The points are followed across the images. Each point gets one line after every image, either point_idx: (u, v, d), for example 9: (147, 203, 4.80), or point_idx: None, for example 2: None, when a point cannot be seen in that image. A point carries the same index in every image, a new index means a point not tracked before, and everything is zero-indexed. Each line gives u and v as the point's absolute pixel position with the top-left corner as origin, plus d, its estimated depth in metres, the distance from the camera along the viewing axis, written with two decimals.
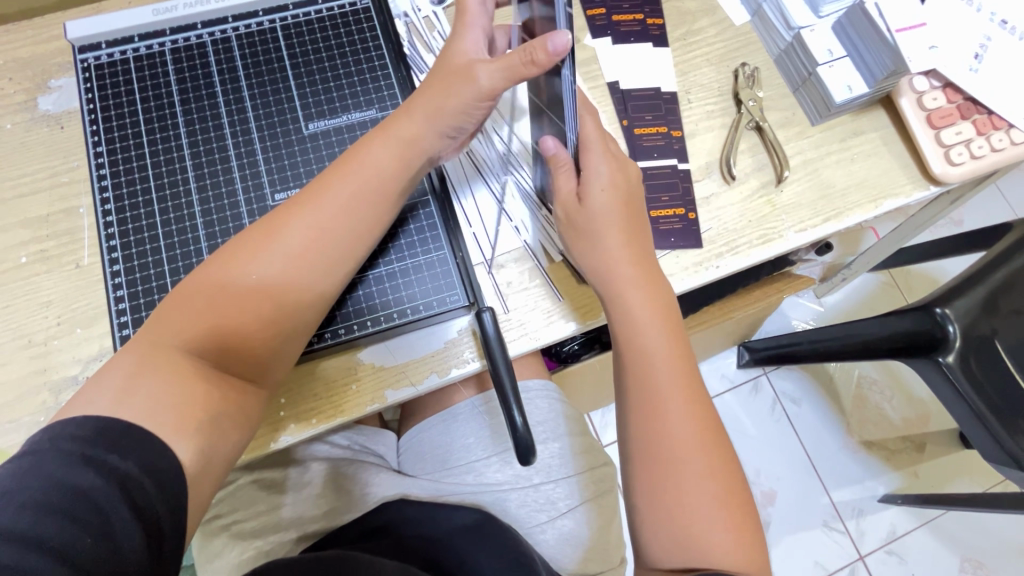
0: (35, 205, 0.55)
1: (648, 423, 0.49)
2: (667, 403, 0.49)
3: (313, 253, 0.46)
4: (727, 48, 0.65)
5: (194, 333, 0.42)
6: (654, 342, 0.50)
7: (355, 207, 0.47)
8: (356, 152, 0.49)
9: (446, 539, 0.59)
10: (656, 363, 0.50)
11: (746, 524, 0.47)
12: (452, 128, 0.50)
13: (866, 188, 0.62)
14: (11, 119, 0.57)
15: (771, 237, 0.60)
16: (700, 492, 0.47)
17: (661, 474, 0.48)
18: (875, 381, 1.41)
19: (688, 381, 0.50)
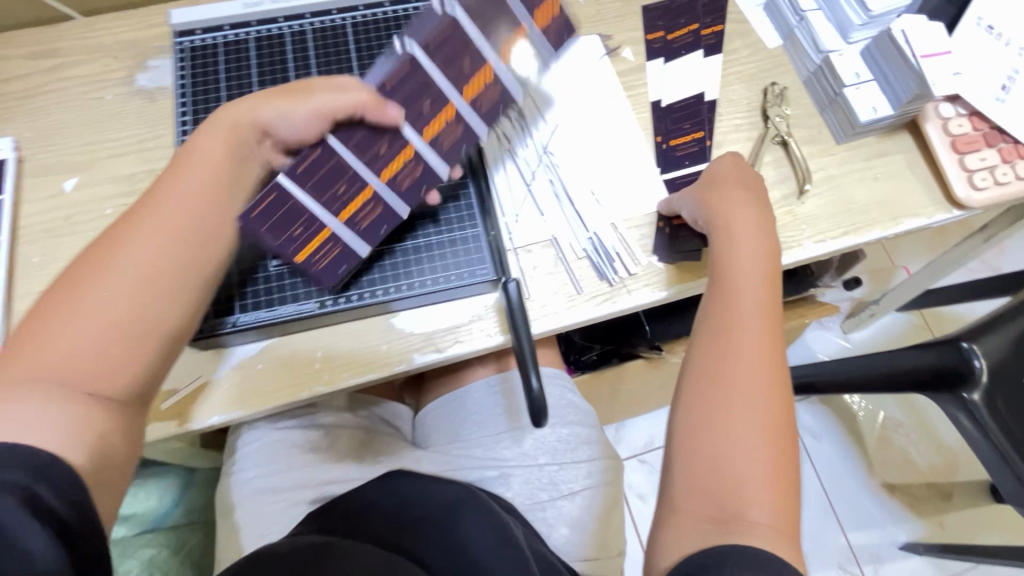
0: (125, 165, 0.62)
1: (719, 346, 0.50)
2: (735, 340, 0.50)
3: (163, 260, 0.43)
4: (759, 68, 0.69)
5: (60, 359, 0.39)
6: (744, 281, 0.52)
7: (206, 195, 0.46)
8: (190, 150, 0.47)
9: (442, 517, 0.60)
10: (739, 296, 0.52)
11: (786, 489, 0.45)
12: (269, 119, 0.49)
13: (888, 206, 0.64)
14: (112, 91, 0.66)
15: (790, 244, 0.62)
16: (747, 426, 0.46)
17: (715, 399, 0.48)
18: (901, 424, 1.41)
19: (768, 326, 0.51)
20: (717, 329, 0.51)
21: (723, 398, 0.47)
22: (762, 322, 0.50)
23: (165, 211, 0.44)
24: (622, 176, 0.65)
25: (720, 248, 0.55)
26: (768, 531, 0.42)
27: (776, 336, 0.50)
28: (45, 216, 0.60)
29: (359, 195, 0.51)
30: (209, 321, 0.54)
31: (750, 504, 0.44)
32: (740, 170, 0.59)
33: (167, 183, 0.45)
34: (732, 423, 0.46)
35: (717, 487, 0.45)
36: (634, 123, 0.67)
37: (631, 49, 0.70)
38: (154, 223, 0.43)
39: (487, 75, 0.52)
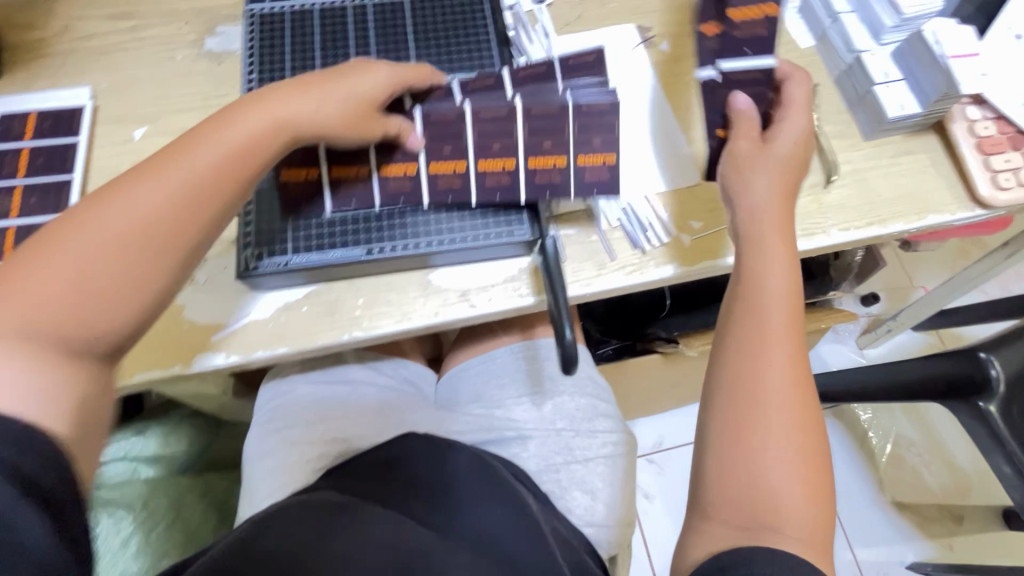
0: (189, 119, 0.67)
1: (749, 364, 0.48)
2: (768, 350, 0.49)
3: (153, 227, 0.44)
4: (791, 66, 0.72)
5: (42, 313, 0.40)
6: (769, 295, 0.51)
7: (207, 175, 0.46)
8: (216, 122, 0.48)
9: (457, 479, 0.61)
10: (766, 311, 0.50)
11: (819, 492, 0.46)
12: (291, 115, 0.50)
13: (912, 201, 0.66)
14: (182, 53, 0.70)
15: (815, 230, 0.64)
16: (784, 445, 0.46)
17: (748, 421, 0.47)
18: (914, 443, 1.40)
19: (795, 339, 0.49)
20: (747, 344, 0.49)
21: (759, 412, 0.47)
22: (793, 329, 0.50)
23: (159, 180, 0.45)
24: (656, 155, 0.67)
25: (745, 253, 0.53)
26: (801, 536, 0.44)
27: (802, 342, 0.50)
28: (114, 161, 0.64)
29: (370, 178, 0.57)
30: (262, 261, 0.56)
31: (786, 517, 0.45)
32: (798, 144, 0.56)
33: (180, 155, 0.46)
34: (768, 439, 0.46)
35: (755, 511, 0.45)
36: (669, 110, 0.70)
37: (668, 42, 0.73)
38: (151, 190, 0.44)
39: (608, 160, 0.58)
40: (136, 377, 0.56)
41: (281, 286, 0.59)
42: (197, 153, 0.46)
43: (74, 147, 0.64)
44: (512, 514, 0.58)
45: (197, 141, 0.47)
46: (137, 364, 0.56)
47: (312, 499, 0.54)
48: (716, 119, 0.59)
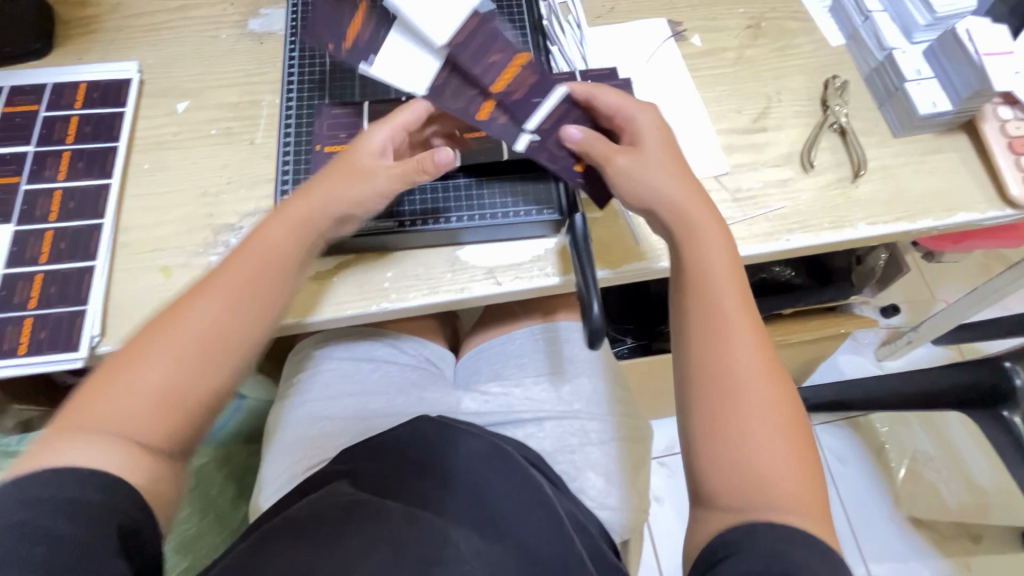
0: (231, 94, 0.69)
1: (712, 353, 0.48)
2: (728, 335, 0.49)
3: (223, 320, 0.49)
4: (821, 63, 0.73)
5: (138, 407, 0.45)
6: (716, 277, 0.51)
7: (260, 277, 0.51)
8: (265, 228, 0.53)
9: (463, 467, 0.60)
10: (719, 295, 0.50)
11: (805, 460, 0.46)
12: (335, 202, 0.53)
13: (941, 199, 0.66)
14: (226, 32, 0.73)
15: (843, 224, 0.64)
16: (765, 426, 0.46)
17: (727, 410, 0.47)
18: (932, 458, 1.38)
19: (748, 315, 0.50)
20: (706, 333, 0.49)
21: (734, 400, 0.47)
22: (743, 305, 0.50)
23: (217, 290, 0.50)
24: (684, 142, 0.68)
25: (683, 242, 0.52)
26: (798, 513, 0.44)
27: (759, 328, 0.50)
28: (157, 131, 0.67)
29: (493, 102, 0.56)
30: None
31: (782, 497, 0.45)
32: (662, 127, 0.55)
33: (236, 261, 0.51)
34: (745, 423, 0.46)
35: (752, 501, 0.44)
36: (698, 101, 0.70)
37: (699, 36, 0.74)
38: (215, 300, 0.49)
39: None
40: None
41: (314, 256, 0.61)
42: (250, 259, 0.51)
43: (121, 117, 0.66)
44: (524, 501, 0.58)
45: (251, 246, 0.52)
46: None
47: (325, 495, 0.57)
48: (576, 109, 0.58)
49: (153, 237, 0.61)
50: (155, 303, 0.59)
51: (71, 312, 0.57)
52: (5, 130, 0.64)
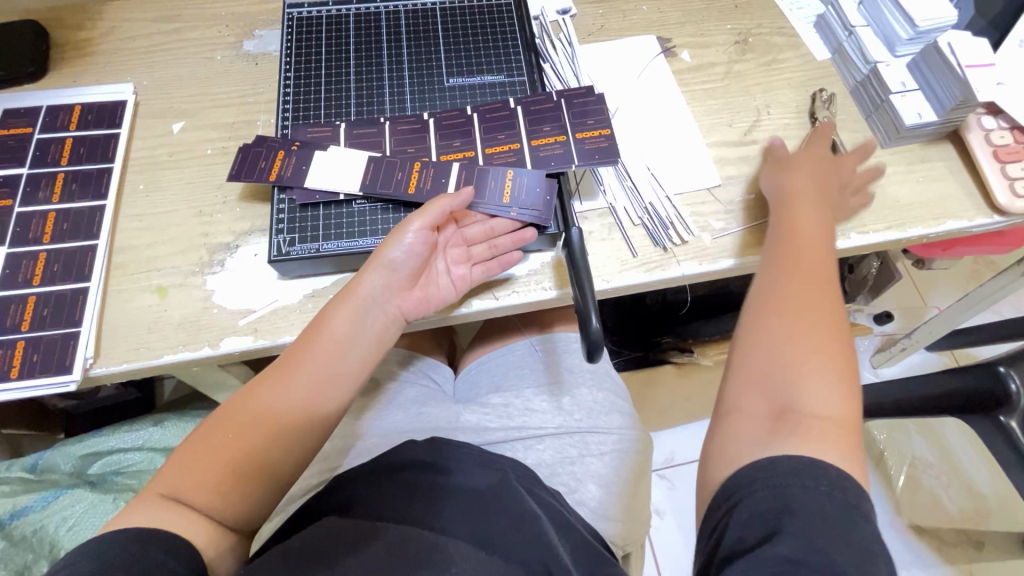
0: (226, 115, 0.69)
1: (784, 273, 0.52)
2: (805, 265, 0.52)
3: (291, 407, 0.52)
4: (808, 76, 0.75)
5: (197, 484, 0.48)
6: (804, 226, 0.56)
7: (321, 362, 0.53)
8: (324, 312, 0.55)
9: (460, 495, 0.59)
10: (804, 235, 0.55)
11: (855, 404, 0.45)
12: (387, 271, 0.55)
13: (930, 207, 0.67)
14: (221, 53, 0.73)
15: (834, 232, 0.65)
16: (824, 346, 0.47)
17: (787, 319, 0.49)
18: (931, 465, 1.38)
19: (829, 262, 0.53)
20: (784, 260, 0.53)
21: (796, 313, 0.49)
22: (828, 252, 0.54)
23: (285, 376, 0.53)
24: (677, 157, 0.69)
25: (784, 204, 0.59)
26: (825, 442, 0.43)
27: (831, 277, 0.52)
28: (153, 152, 0.67)
29: (414, 171, 0.59)
30: (294, 246, 0.57)
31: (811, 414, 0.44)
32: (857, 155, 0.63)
33: (301, 349, 0.54)
34: (795, 326, 0.48)
35: (782, 409, 0.45)
36: (688, 116, 0.71)
37: (688, 52, 0.76)
38: (281, 385, 0.53)
39: (605, 133, 0.60)
40: (166, 356, 0.57)
41: (309, 274, 0.60)
42: (311, 347, 0.54)
43: (115, 138, 0.66)
44: (521, 526, 0.55)
45: (311, 334, 0.54)
46: (167, 344, 0.57)
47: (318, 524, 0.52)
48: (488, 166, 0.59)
49: (148, 257, 0.61)
50: (151, 323, 0.58)
51: (65, 334, 0.56)
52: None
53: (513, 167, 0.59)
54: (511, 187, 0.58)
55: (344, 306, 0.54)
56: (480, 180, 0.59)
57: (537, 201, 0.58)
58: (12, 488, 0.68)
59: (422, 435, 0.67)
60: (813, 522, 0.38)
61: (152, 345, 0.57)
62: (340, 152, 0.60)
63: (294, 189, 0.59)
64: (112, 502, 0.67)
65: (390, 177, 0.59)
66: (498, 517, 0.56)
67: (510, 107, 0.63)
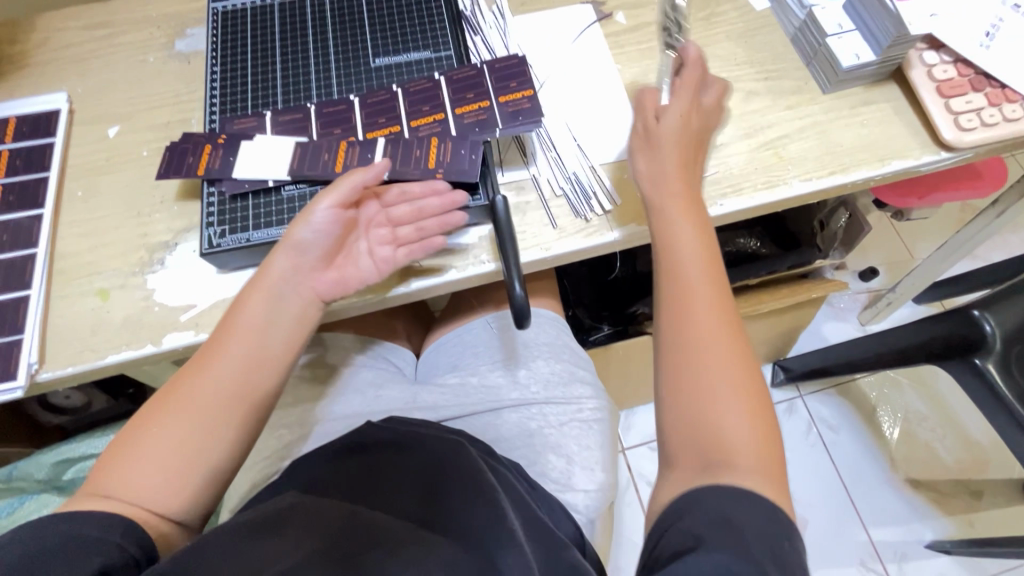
0: (160, 115, 0.69)
1: (676, 312, 0.50)
2: (691, 293, 0.50)
3: (217, 400, 0.50)
4: (746, 27, 0.73)
5: (131, 486, 0.46)
6: (684, 239, 0.52)
7: (247, 352, 0.52)
8: (240, 299, 0.54)
9: (419, 468, 0.58)
10: (686, 254, 0.52)
11: (772, 424, 0.46)
12: (299, 250, 0.54)
13: (875, 149, 0.66)
14: (154, 55, 0.73)
15: (776, 183, 0.64)
16: (729, 381, 0.47)
17: (692, 368, 0.47)
18: (925, 418, 1.36)
19: (716, 273, 0.51)
20: (670, 293, 0.51)
21: (699, 355, 0.48)
22: (710, 264, 0.51)
23: (208, 370, 0.51)
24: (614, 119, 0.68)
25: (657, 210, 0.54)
26: (759, 478, 0.43)
27: (722, 288, 0.51)
28: (90, 158, 0.67)
29: (340, 149, 0.59)
30: (225, 237, 0.57)
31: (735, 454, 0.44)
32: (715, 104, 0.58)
33: (220, 342, 0.52)
34: (702, 372, 0.47)
35: (711, 459, 0.45)
36: (624, 78, 0.70)
37: (623, 13, 0.74)
38: (203, 378, 0.50)
39: (527, 95, 0.60)
40: (110, 356, 0.58)
41: (247, 265, 0.60)
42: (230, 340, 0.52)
43: (51, 146, 0.67)
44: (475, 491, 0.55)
45: (230, 326, 0.53)
46: (111, 344, 0.58)
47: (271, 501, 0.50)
48: (410, 138, 0.59)
49: (89, 261, 0.62)
50: (93, 325, 0.59)
51: (8, 341, 0.57)
52: None
53: (438, 136, 0.59)
54: (437, 154, 0.58)
55: (268, 289, 0.54)
56: (406, 152, 0.58)
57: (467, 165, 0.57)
58: None
59: (378, 417, 0.68)
60: (751, 538, 0.39)
61: (96, 346, 0.58)
62: (266, 140, 0.60)
63: (223, 181, 0.59)
64: None
65: (317, 159, 0.58)
66: (455, 485, 0.55)
67: (434, 80, 0.62)
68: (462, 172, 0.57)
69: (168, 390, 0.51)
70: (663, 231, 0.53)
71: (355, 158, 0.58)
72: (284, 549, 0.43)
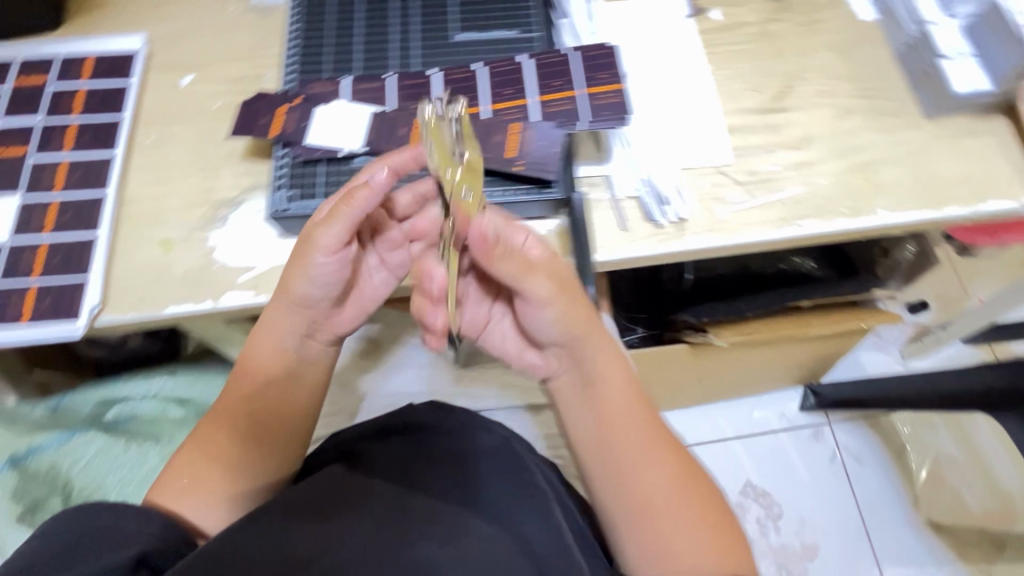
0: (234, 69, 0.68)
1: (603, 455, 0.52)
2: (615, 449, 0.52)
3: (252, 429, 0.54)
4: (849, 39, 0.69)
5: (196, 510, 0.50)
6: (609, 422, 0.52)
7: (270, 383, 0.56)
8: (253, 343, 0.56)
9: (467, 457, 0.58)
10: (605, 397, 0.53)
11: (717, 523, 0.51)
12: (309, 284, 0.52)
13: (975, 185, 0.61)
14: (232, 6, 0.72)
15: (863, 210, 0.61)
16: (666, 496, 0.50)
17: (633, 498, 0.51)
18: (955, 461, 1.32)
19: (629, 394, 0.53)
20: (594, 446, 0.53)
21: (635, 487, 0.51)
22: (624, 388, 0.53)
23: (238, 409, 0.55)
24: (697, 124, 0.64)
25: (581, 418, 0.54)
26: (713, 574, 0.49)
27: (644, 407, 0.53)
28: (162, 105, 0.67)
29: (417, 125, 0.57)
30: (293, 203, 0.56)
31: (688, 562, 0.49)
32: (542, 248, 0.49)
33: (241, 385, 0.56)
34: (643, 498, 0.51)
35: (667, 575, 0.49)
36: (713, 80, 0.67)
37: (718, 11, 0.70)
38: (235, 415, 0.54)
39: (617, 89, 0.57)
40: (169, 308, 0.58)
41: None
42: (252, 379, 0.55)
43: (126, 91, 0.66)
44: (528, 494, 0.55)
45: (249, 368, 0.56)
46: (171, 296, 0.58)
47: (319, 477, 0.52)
48: (490, 121, 0.57)
49: (154, 211, 0.62)
50: (155, 275, 0.59)
51: (74, 282, 0.57)
52: (16, 102, 0.65)
53: (519, 121, 0.56)
54: (517, 142, 0.56)
55: (268, 336, 0.54)
56: (484, 136, 0.56)
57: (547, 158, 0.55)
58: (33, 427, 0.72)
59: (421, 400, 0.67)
60: None
61: (155, 297, 0.58)
62: (342, 107, 0.58)
63: (295, 144, 0.58)
64: (123, 446, 0.71)
65: (394, 134, 0.57)
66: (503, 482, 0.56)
67: (519, 61, 0.60)
68: (542, 164, 0.55)
69: (195, 437, 0.54)
70: (594, 439, 0.53)
71: None
72: (344, 539, 0.43)
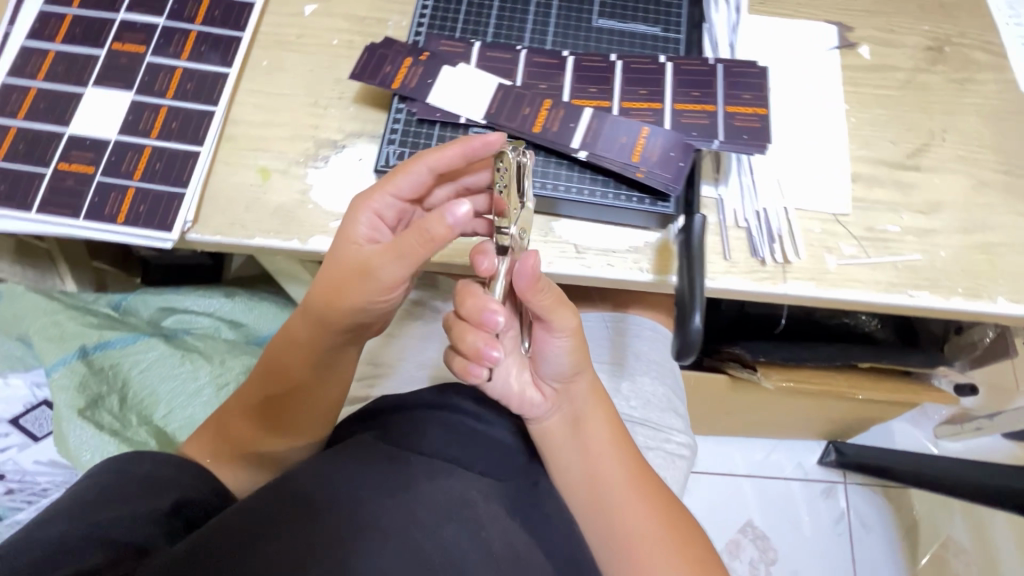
0: (358, 7, 0.66)
1: (589, 492, 0.51)
2: (599, 485, 0.51)
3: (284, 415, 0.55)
4: (1004, 107, 0.64)
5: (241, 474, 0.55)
6: (592, 458, 0.52)
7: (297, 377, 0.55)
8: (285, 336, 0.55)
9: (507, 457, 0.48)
10: (588, 429, 0.53)
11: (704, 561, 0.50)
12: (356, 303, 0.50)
13: None
14: None
15: (980, 293, 0.57)
16: (651, 533, 0.50)
17: (616, 535, 0.50)
18: (965, 551, 1.28)
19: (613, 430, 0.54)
20: (580, 485, 0.52)
21: (619, 525, 0.50)
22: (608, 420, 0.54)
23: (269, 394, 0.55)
24: (823, 164, 0.61)
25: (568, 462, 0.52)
26: None
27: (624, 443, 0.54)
28: (281, 30, 0.65)
29: (543, 108, 0.55)
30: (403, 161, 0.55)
31: None
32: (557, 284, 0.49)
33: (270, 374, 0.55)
34: (630, 538, 0.50)
35: None
36: (848, 121, 0.63)
37: (868, 48, 0.66)
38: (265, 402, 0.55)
39: (758, 113, 0.54)
40: (257, 238, 0.57)
41: None
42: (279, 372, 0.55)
43: (249, 8, 0.65)
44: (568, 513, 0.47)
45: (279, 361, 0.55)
46: (260, 227, 0.58)
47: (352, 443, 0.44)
48: (618, 119, 0.54)
49: (256, 137, 0.61)
50: (248, 203, 0.59)
51: (170, 193, 0.57)
52: None
53: (649, 126, 0.54)
54: (643, 148, 0.53)
55: (292, 341, 0.55)
56: (609, 135, 0.54)
57: (670, 170, 0.53)
58: (100, 321, 0.73)
59: None
60: None
61: (245, 224, 0.58)
62: (469, 72, 0.56)
63: (415, 101, 0.56)
64: (181, 359, 0.72)
65: (516, 112, 0.55)
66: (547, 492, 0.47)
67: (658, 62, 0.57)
68: (663, 176, 0.52)
69: (229, 433, 0.56)
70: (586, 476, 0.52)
71: (555, 123, 0.55)
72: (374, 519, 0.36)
